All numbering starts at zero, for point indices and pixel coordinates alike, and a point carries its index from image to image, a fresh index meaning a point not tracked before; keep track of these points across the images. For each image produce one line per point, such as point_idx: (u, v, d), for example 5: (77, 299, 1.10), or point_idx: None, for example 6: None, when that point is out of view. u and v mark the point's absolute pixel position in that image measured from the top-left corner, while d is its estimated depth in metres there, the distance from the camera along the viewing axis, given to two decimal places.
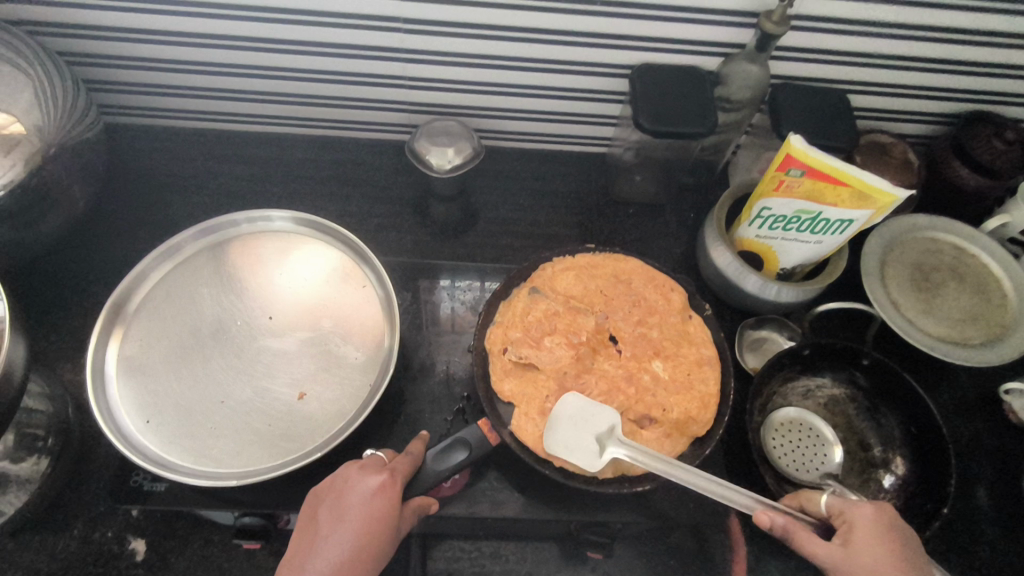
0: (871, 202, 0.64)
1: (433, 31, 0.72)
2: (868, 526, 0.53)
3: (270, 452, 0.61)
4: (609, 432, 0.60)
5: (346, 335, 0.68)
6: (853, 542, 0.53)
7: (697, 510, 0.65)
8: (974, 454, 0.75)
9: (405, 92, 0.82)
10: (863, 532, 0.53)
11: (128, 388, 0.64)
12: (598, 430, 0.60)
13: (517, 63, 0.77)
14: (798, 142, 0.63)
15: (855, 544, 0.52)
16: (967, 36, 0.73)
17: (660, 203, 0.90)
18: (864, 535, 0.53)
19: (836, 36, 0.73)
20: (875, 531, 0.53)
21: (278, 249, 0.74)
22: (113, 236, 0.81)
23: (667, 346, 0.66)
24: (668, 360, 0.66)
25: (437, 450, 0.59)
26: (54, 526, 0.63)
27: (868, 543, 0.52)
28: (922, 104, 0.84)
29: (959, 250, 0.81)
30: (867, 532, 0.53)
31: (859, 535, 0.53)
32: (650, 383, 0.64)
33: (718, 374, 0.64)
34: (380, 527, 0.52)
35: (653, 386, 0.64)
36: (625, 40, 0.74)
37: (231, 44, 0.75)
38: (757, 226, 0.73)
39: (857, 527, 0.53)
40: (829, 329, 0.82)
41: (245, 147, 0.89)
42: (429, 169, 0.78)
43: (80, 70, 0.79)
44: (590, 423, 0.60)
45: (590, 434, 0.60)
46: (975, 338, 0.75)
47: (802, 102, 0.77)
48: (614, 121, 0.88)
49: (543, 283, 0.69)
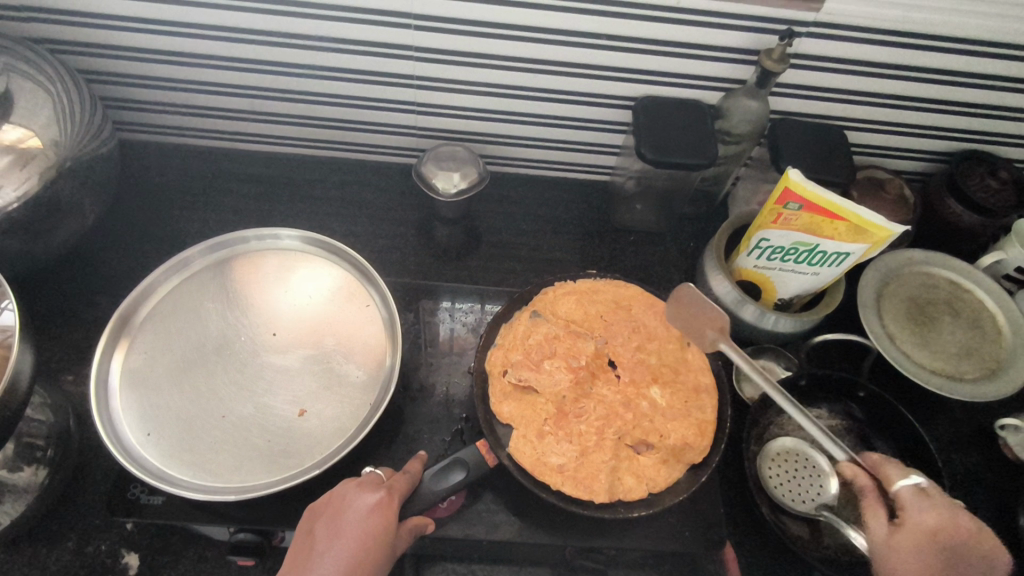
0: (867, 236, 0.65)
1: (445, 60, 0.75)
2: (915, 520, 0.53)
3: (268, 468, 0.61)
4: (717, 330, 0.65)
5: (348, 353, 0.69)
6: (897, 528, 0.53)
7: (694, 539, 0.65)
8: (970, 489, 0.75)
9: (414, 117, 0.84)
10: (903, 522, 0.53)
11: (130, 401, 0.64)
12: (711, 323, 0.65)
13: (525, 92, 0.79)
14: (795, 176, 0.65)
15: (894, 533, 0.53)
16: (960, 78, 0.75)
17: (660, 232, 0.91)
18: (909, 533, 0.52)
19: (834, 75, 0.75)
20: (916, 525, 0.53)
21: (284, 267, 0.75)
22: (122, 250, 0.82)
23: (665, 373, 0.67)
24: (666, 386, 0.66)
25: (435, 470, 0.59)
26: (48, 538, 0.62)
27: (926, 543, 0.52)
28: (918, 143, 0.86)
29: (955, 285, 0.82)
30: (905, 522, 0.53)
31: (906, 527, 0.53)
32: (648, 409, 0.64)
33: (715, 402, 0.65)
34: (376, 545, 0.52)
35: (650, 413, 0.64)
36: (629, 73, 0.76)
37: (249, 68, 0.77)
38: (755, 256, 0.75)
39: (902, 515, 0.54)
40: (826, 360, 0.82)
41: (255, 166, 0.91)
42: (435, 193, 0.80)
43: (98, 88, 0.81)
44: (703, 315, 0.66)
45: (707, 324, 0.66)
46: (970, 372, 0.75)
47: (800, 137, 0.79)
48: (617, 151, 0.90)
49: (544, 306, 0.70)
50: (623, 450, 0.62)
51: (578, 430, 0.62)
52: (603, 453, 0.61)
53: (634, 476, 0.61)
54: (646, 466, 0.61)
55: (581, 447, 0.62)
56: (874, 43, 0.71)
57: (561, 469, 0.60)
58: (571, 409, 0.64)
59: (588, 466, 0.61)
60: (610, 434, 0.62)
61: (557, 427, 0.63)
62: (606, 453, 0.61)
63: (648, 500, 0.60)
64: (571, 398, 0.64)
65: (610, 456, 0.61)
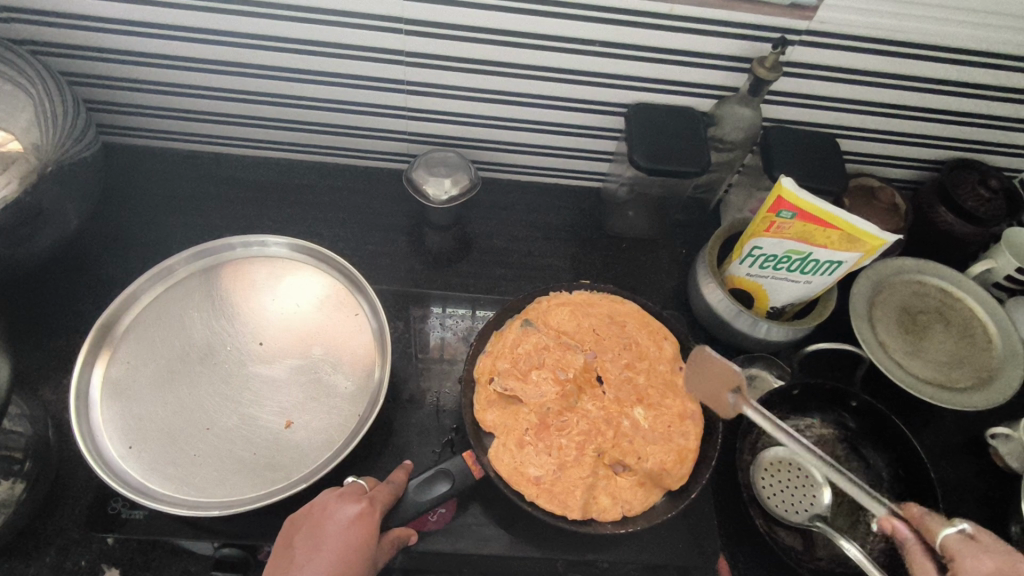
0: (860, 245, 0.65)
1: (437, 65, 0.74)
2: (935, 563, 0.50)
3: (253, 482, 0.60)
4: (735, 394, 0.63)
5: (336, 363, 0.68)
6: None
7: (687, 552, 0.64)
8: (960, 498, 0.75)
9: (405, 123, 0.83)
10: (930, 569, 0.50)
11: (112, 412, 0.63)
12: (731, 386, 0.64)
13: (518, 98, 0.78)
14: (788, 184, 0.64)
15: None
16: (951, 88, 0.75)
17: (652, 239, 0.91)
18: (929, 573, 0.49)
19: (826, 83, 0.75)
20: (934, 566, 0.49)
21: (272, 275, 0.74)
22: (105, 256, 0.80)
23: (652, 395, 0.65)
24: (651, 408, 0.64)
25: (419, 480, 0.58)
26: (25, 554, 0.61)
27: None
28: (908, 151, 0.86)
29: (946, 293, 0.82)
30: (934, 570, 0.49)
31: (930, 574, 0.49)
32: (629, 429, 0.63)
33: (698, 431, 0.63)
34: (358, 559, 0.51)
35: (631, 433, 0.63)
36: (622, 80, 0.76)
37: (238, 71, 0.76)
38: (748, 265, 0.74)
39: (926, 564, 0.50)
40: (817, 369, 0.82)
41: (243, 171, 0.90)
42: (426, 199, 0.79)
43: (82, 90, 0.79)
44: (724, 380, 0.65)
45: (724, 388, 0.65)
46: (961, 381, 0.75)
47: (793, 144, 0.79)
48: (609, 157, 0.89)
49: (536, 316, 0.69)
50: (601, 468, 0.61)
51: (558, 443, 0.61)
52: (581, 469, 0.60)
53: (609, 496, 0.60)
54: (622, 488, 0.60)
55: (560, 460, 0.61)
56: (867, 53, 0.71)
57: (538, 481, 0.59)
58: (554, 421, 0.62)
59: (565, 481, 0.60)
60: (590, 451, 0.61)
61: (537, 437, 0.61)
62: (584, 470, 0.60)
63: (621, 519, 0.59)
64: (555, 411, 0.63)
65: (588, 472, 0.60)
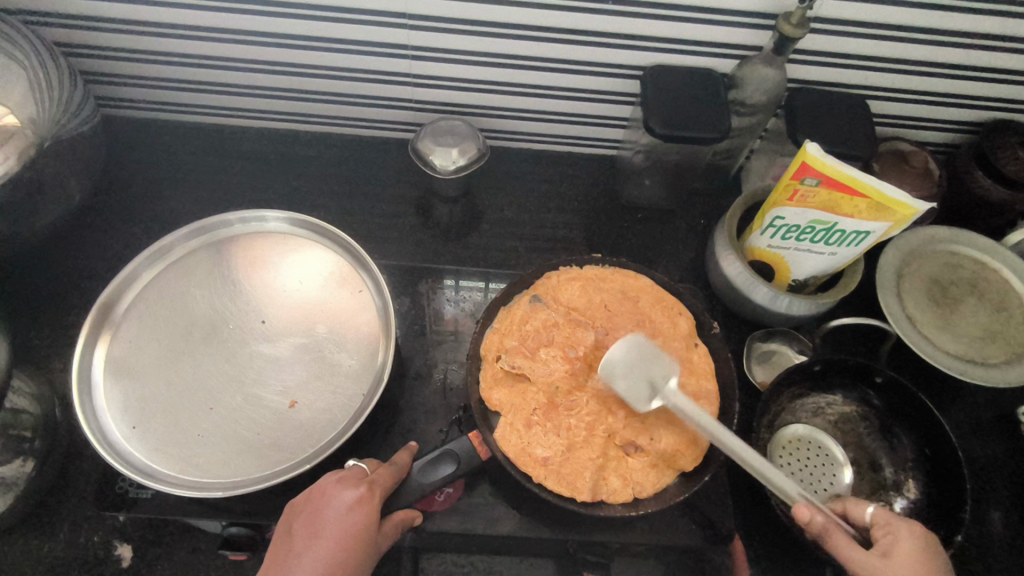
0: (890, 214, 0.61)
1: (442, 27, 0.70)
2: (913, 541, 0.51)
3: (257, 463, 0.59)
4: (664, 382, 0.58)
5: (340, 341, 0.66)
6: (894, 555, 0.50)
7: (702, 531, 0.62)
8: (988, 478, 0.72)
9: (411, 90, 0.80)
10: (905, 545, 0.51)
11: (115, 392, 0.62)
12: (654, 378, 0.58)
13: (527, 62, 0.74)
14: (814, 149, 0.60)
15: (896, 556, 0.50)
16: (998, 42, 0.69)
17: (669, 208, 0.87)
18: (909, 547, 0.51)
19: (858, 40, 0.70)
20: (919, 548, 0.51)
21: (276, 251, 0.72)
22: (111, 232, 0.80)
23: None
24: None
25: (423, 462, 0.57)
26: (39, 529, 0.61)
27: (907, 557, 0.50)
28: (945, 112, 0.81)
29: (980, 264, 0.78)
30: (913, 549, 0.51)
31: (905, 550, 0.51)
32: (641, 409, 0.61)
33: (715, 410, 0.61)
34: (356, 545, 0.50)
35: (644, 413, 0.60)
36: (637, 40, 0.71)
37: (237, 38, 0.73)
38: (769, 235, 0.70)
39: (900, 539, 0.51)
40: (841, 344, 0.79)
41: (247, 143, 0.87)
42: (433, 170, 0.76)
43: (78, 62, 0.77)
44: (649, 369, 0.59)
45: (647, 379, 0.59)
46: (995, 357, 0.72)
47: (820, 107, 0.74)
48: (625, 123, 0.85)
49: (545, 291, 0.66)
50: (612, 449, 0.59)
51: (567, 423, 0.59)
52: (591, 450, 0.58)
53: (621, 477, 0.58)
54: (634, 469, 0.58)
55: (568, 441, 0.59)
56: (906, 5, 0.65)
57: (545, 462, 0.58)
58: (562, 402, 0.60)
59: (574, 461, 0.58)
60: (600, 431, 0.59)
61: (545, 417, 0.59)
62: (594, 450, 0.58)
63: (632, 501, 0.58)
64: (563, 390, 0.60)
65: (598, 454, 0.58)
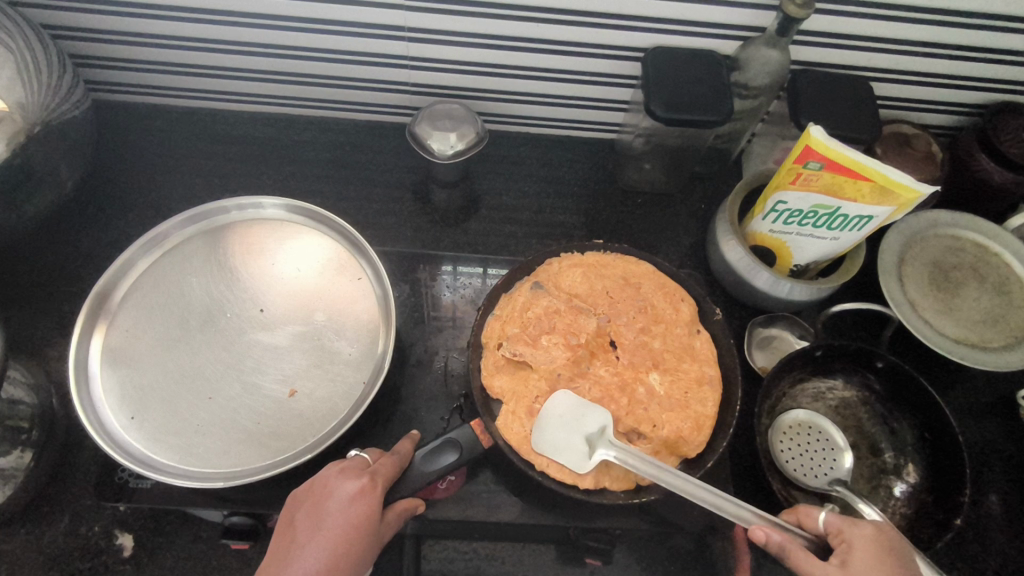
0: (893, 198, 0.60)
1: (438, 8, 0.68)
2: (868, 546, 0.50)
3: (257, 452, 0.59)
4: (599, 434, 0.57)
5: (339, 329, 0.66)
6: (853, 564, 0.50)
7: (704, 516, 0.63)
8: (987, 461, 0.73)
9: (407, 73, 0.78)
10: (862, 552, 0.50)
11: (113, 382, 0.62)
12: (587, 432, 0.57)
13: (525, 44, 0.73)
14: (817, 132, 0.59)
15: (853, 565, 0.49)
16: (1004, 23, 0.68)
17: (669, 193, 0.86)
18: (864, 555, 0.50)
19: (863, 20, 0.69)
20: (874, 551, 0.50)
21: (272, 238, 0.71)
22: (105, 220, 0.78)
23: (668, 359, 0.62)
24: (666, 373, 0.62)
25: (426, 450, 0.57)
26: (39, 519, 0.61)
27: (866, 563, 0.49)
28: (948, 94, 0.80)
29: (982, 248, 0.77)
30: (870, 553, 0.50)
31: (862, 555, 0.50)
32: (644, 397, 0.60)
33: (717, 396, 0.61)
34: (359, 537, 0.50)
35: (646, 400, 0.60)
36: (638, 21, 0.70)
37: (227, 19, 0.71)
38: (771, 220, 0.70)
39: (855, 546, 0.51)
40: (841, 329, 0.79)
41: (241, 127, 0.86)
42: (431, 155, 0.75)
43: (66, 45, 0.75)
44: (580, 425, 0.58)
45: (580, 436, 0.57)
46: (995, 342, 0.71)
47: (824, 90, 0.73)
48: (625, 106, 0.84)
49: (546, 279, 0.66)
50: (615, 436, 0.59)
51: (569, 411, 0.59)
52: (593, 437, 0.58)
53: (623, 464, 0.58)
54: None
55: None
56: None
57: (548, 450, 0.58)
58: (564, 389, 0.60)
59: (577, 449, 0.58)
60: None
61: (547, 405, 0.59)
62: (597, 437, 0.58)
63: (635, 488, 0.57)
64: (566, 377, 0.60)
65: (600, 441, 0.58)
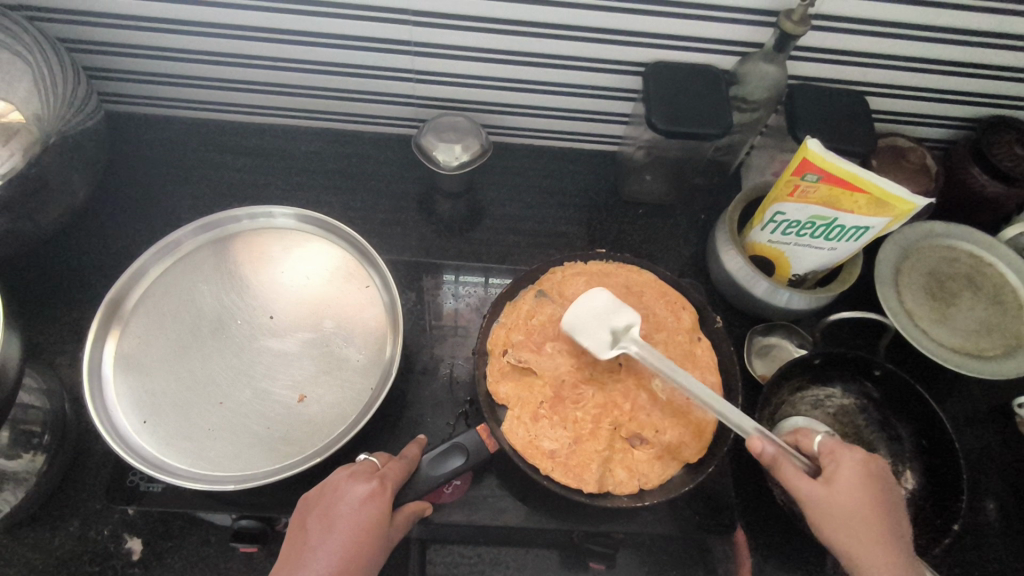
0: (888, 210, 0.62)
1: (444, 24, 0.70)
2: (855, 469, 0.52)
3: (267, 456, 0.60)
4: (625, 330, 0.61)
5: (348, 335, 0.67)
6: (839, 482, 0.52)
7: (705, 522, 0.64)
8: (984, 467, 0.74)
9: (413, 86, 0.80)
10: (850, 473, 0.52)
11: (125, 386, 0.63)
12: (615, 323, 0.62)
13: (528, 58, 0.75)
14: (815, 145, 0.61)
15: (838, 484, 0.52)
16: (995, 40, 0.70)
17: (670, 204, 0.88)
18: (850, 477, 0.52)
19: (858, 37, 0.71)
20: (860, 475, 0.52)
21: (281, 246, 0.72)
22: (115, 228, 0.80)
23: None
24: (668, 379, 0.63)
25: (434, 455, 0.58)
26: (49, 523, 0.62)
27: (850, 485, 0.52)
28: (942, 108, 0.82)
29: (977, 259, 0.79)
30: (856, 475, 0.52)
31: (848, 477, 0.52)
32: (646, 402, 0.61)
33: None
34: (369, 539, 0.51)
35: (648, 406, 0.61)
36: (639, 37, 0.72)
37: (238, 33, 0.73)
38: (769, 231, 0.71)
39: (844, 467, 0.52)
40: (839, 338, 0.80)
41: (249, 139, 0.88)
42: (437, 166, 0.77)
43: (79, 58, 0.77)
44: (610, 315, 0.62)
45: (607, 326, 0.62)
46: (990, 350, 0.73)
47: (821, 104, 0.75)
48: (625, 119, 0.85)
49: (550, 287, 0.67)
50: (618, 441, 0.60)
51: (573, 416, 0.60)
52: (596, 443, 0.59)
53: (626, 469, 0.59)
54: (639, 461, 0.59)
55: (575, 433, 0.59)
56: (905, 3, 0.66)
57: (552, 455, 0.59)
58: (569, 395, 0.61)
59: (581, 454, 0.59)
60: (606, 424, 0.60)
61: (552, 411, 0.60)
62: (600, 443, 0.59)
63: (638, 492, 0.58)
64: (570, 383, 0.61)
65: (604, 446, 0.59)
